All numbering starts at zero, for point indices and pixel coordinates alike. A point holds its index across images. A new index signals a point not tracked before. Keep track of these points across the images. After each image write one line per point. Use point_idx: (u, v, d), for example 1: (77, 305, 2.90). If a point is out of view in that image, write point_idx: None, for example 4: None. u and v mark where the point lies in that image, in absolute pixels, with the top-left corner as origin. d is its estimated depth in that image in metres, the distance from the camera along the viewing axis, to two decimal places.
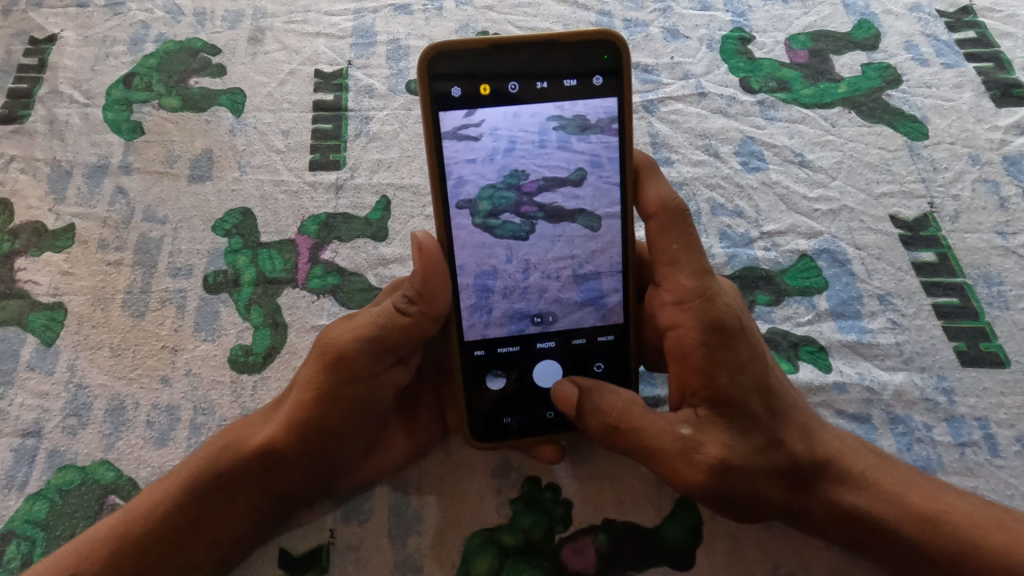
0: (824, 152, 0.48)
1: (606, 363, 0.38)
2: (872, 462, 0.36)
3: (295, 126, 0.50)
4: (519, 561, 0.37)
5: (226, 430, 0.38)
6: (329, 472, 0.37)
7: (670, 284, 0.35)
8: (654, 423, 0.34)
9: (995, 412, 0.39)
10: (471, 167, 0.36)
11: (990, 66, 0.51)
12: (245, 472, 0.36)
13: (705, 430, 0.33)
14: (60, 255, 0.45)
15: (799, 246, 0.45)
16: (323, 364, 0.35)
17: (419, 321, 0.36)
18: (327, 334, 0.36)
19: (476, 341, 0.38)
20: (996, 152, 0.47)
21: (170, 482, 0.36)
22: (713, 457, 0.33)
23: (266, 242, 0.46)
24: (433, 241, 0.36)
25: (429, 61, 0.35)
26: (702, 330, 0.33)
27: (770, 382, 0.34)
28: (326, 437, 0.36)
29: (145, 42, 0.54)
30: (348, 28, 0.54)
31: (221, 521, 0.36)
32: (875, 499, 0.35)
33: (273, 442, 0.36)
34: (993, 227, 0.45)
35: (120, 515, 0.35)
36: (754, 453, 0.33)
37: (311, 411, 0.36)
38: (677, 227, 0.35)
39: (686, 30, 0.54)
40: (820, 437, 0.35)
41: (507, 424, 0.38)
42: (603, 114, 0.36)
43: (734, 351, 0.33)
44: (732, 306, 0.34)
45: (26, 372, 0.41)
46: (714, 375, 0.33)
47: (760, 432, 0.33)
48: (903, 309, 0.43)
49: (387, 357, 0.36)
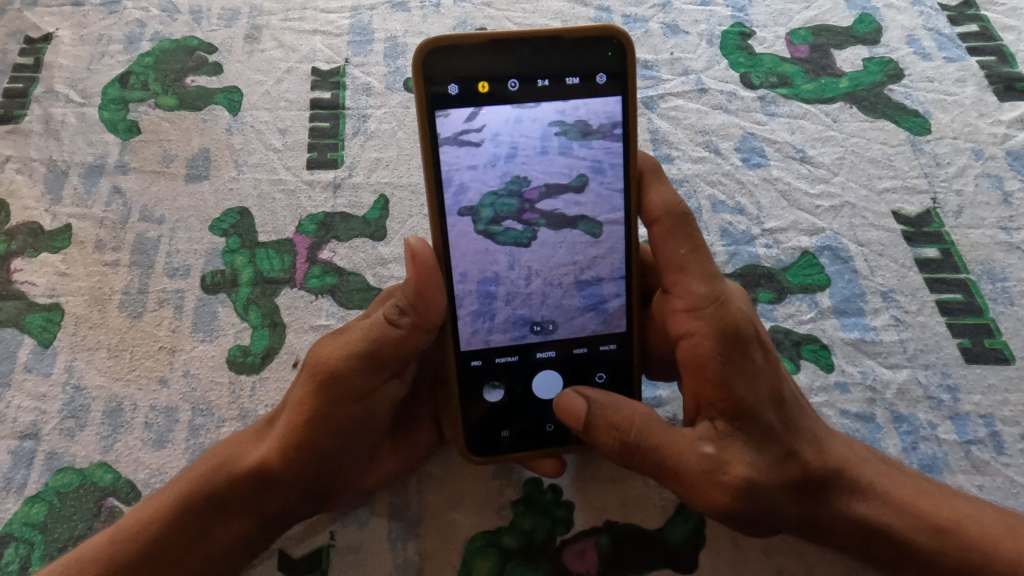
0: (826, 148, 0.48)
1: (609, 373, 0.38)
2: (879, 469, 0.35)
3: (292, 124, 0.50)
4: (520, 563, 0.37)
5: (221, 445, 0.37)
6: (324, 491, 0.36)
7: (681, 291, 0.34)
8: (674, 440, 0.32)
9: (1000, 409, 0.39)
10: (473, 174, 0.36)
11: (993, 59, 0.50)
12: (240, 490, 0.36)
13: (727, 447, 0.32)
14: (56, 256, 0.45)
15: (801, 243, 0.45)
16: (314, 385, 0.35)
17: (412, 333, 0.35)
18: (318, 351, 0.35)
19: (474, 351, 0.37)
20: (999, 147, 0.47)
21: (164, 498, 0.36)
22: (740, 478, 0.31)
23: (264, 241, 0.45)
24: (427, 247, 0.35)
25: (423, 57, 0.34)
26: (718, 339, 0.32)
27: (781, 390, 0.33)
28: (322, 456, 0.36)
29: (141, 41, 0.53)
30: (345, 26, 0.54)
31: (215, 538, 0.36)
32: (885, 508, 0.34)
33: (269, 460, 0.35)
34: (997, 223, 0.44)
35: (112, 530, 0.35)
36: (773, 467, 0.32)
37: (304, 432, 0.35)
38: (682, 231, 0.35)
39: (686, 26, 0.54)
40: (831, 445, 0.34)
41: (504, 437, 0.37)
42: (605, 119, 0.36)
43: (750, 359, 0.32)
44: (745, 313, 0.33)
45: (24, 374, 0.41)
46: (732, 386, 0.32)
47: (778, 444, 0.32)
48: (907, 306, 0.42)
49: (382, 373, 0.36)
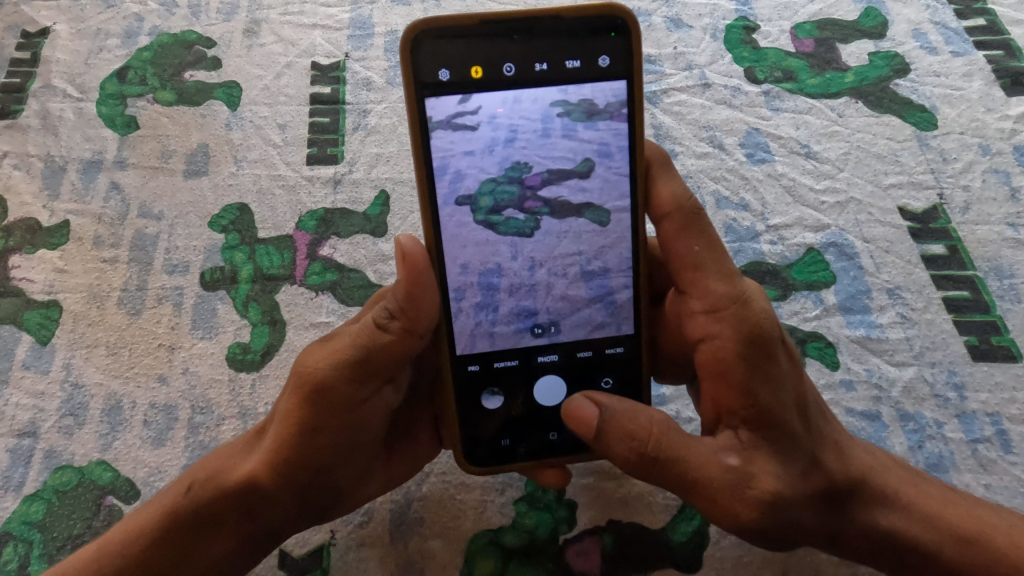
0: (831, 143, 0.48)
1: (615, 378, 0.37)
2: (902, 477, 0.34)
3: (292, 119, 0.49)
4: (522, 562, 0.36)
5: (208, 460, 0.35)
6: (316, 505, 0.35)
7: (699, 291, 0.33)
8: (695, 452, 0.32)
9: (1008, 407, 0.39)
10: (469, 161, 0.36)
11: (1000, 54, 0.50)
12: (224, 508, 0.34)
13: (752, 459, 0.31)
14: (54, 252, 0.44)
15: (806, 239, 0.44)
16: (301, 396, 0.33)
17: (401, 339, 0.34)
18: (304, 361, 0.34)
19: (469, 355, 0.37)
20: (1006, 142, 0.47)
21: (146, 516, 0.34)
22: (766, 492, 0.31)
23: (263, 238, 0.45)
24: (418, 246, 0.34)
25: (416, 36, 0.34)
26: (741, 343, 0.31)
27: (805, 396, 0.32)
28: (312, 470, 0.34)
29: (139, 35, 0.53)
30: (345, 20, 0.53)
31: (202, 557, 0.34)
32: (910, 519, 0.33)
33: (253, 477, 0.33)
34: (1004, 219, 0.44)
35: (96, 547, 0.34)
36: (799, 478, 0.31)
37: (291, 447, 0.33)
38: (694, 227, 0.34)
39: (690, 20, 0.53)
40: (853, 453, 0.33)
41: (506, 446, 0.37)
42: (612, 97, 0.36)
43: (776, 365, 0.31)
44: (768, 314, 0.32)
45: (22, 371, 0.40)
46: (758, 394, 0.31)
47: (804, 454, 0.31)
48: (913, 303, 0.42)
49: (372, 381, 0.34)
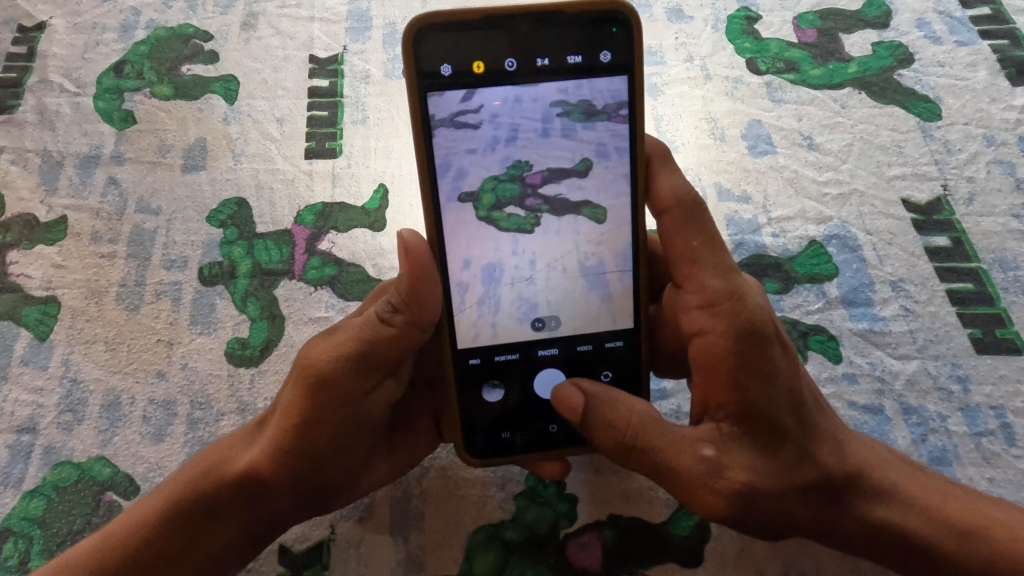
0: (834, 134, 0.47)
1: (614, 372, 0.37)
2: (904, 471, 0.34)
3: (290, 113, 0.49)
4: (522, 557, 0.36)
5: (209, 451, 0.35)
6: (317, 497, 0.35)
7: (695, 286, 0.33)
8: (674, 441, 0.32)
9: (1012, 400, 0.38)
10: (472, 158, 0.35)
11: (1005, 43, 0.49)
12: (225, 500, 0.33)
13: (729, 451, 0.31)
14: (52, 248, 0.44)
15: (809, 232, 0.44)
16: (304, 387, 0.33)
17: (404, 332, 0.34)
18: (308, 352, 0.34)
19: (471, 350, 0.37)
20: (1011, 133, 0.46)
21: (148, 506, 0.34)
22: (738, 482, 0.31)
23: (262, 232, 0.45)
24: (420, 240, 0.34)
25: (418, 30, 0.34)
26: (733, 338, 0.31)
27: (801, 391, 0.31)
28: (315, 461, 0.33)
29: (136, 29, 0.52)
30: (343, 12, 0.53)
31: (202, 548, 0.33)
32: (909, 513, 0.33)
33: (255, 468, 0.33)
34: (1009, 210, 0.44)
35: (99, 537, 0.33)
36: (780, 472, 0.31)
37: (294, 438, 0.33)
38: (693, 222, 0.34)
39: (691, 11, 0.53)
40: (851, 448, 0.33)
41: (507, 439, 0.36)
42: (610, 99, 0.35)
43: (768, 361, 0.31)
44: (764, 309, 0.31)
45: (20, 367, 0.40)
46: (746, 389, 0.30)
47: (791, 448, 0.31)
48: (916, 296, 0.41)
49: (374, 374, 0.34)
